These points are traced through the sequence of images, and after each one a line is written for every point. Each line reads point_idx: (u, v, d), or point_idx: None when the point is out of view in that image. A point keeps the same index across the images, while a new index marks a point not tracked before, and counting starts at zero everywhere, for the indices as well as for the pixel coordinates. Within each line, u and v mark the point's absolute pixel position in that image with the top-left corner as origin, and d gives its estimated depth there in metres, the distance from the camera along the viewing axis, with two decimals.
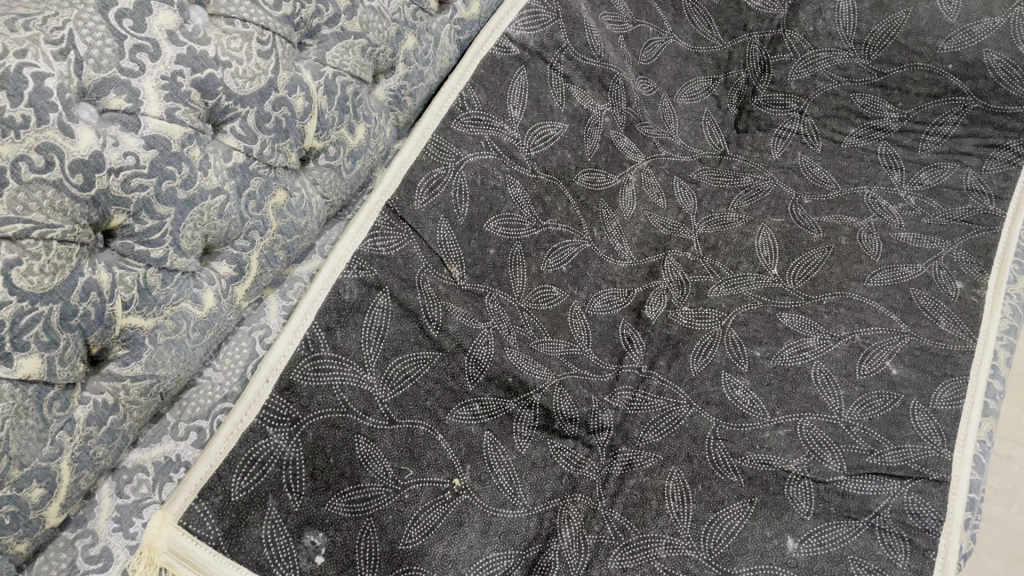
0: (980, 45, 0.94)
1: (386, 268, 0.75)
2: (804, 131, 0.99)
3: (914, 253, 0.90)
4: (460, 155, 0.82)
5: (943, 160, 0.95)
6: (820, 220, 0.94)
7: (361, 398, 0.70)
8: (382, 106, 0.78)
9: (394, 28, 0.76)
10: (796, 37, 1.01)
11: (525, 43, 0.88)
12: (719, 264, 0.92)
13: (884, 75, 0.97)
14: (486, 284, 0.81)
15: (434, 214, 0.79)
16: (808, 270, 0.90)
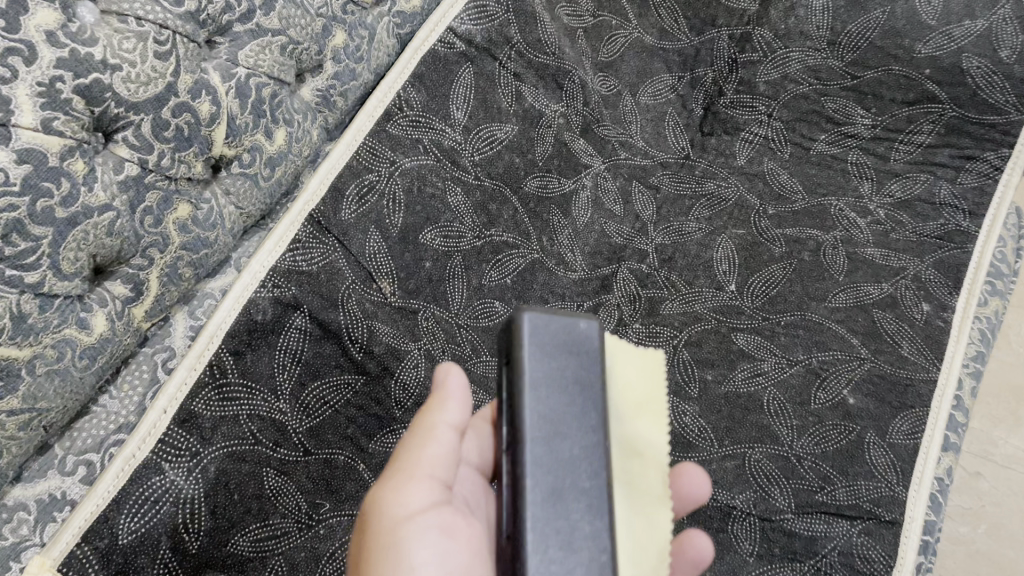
0: (959, 50, 0.87)
1: (306, 284, 0.69)
2: (772, 136, 0.94)
3: (880, 272, 0.85)
4: (396, 160, 0.77)
5: (916, 172, 0.90)
6: (783, 233, 0.89)
7: (272, 428, 0.65)
8: (308, 108, 0.72)
9: (320, 23, 0.70)
10: (766, 35, 0.94)
11: (471, 38, 0.82)
12: (675, 278, 0.87)
13: (857, 78, 0.91)
14: (420, 300, 0.76)
15: (364, 225, 0.74)
16: (767, 287, 0.85)
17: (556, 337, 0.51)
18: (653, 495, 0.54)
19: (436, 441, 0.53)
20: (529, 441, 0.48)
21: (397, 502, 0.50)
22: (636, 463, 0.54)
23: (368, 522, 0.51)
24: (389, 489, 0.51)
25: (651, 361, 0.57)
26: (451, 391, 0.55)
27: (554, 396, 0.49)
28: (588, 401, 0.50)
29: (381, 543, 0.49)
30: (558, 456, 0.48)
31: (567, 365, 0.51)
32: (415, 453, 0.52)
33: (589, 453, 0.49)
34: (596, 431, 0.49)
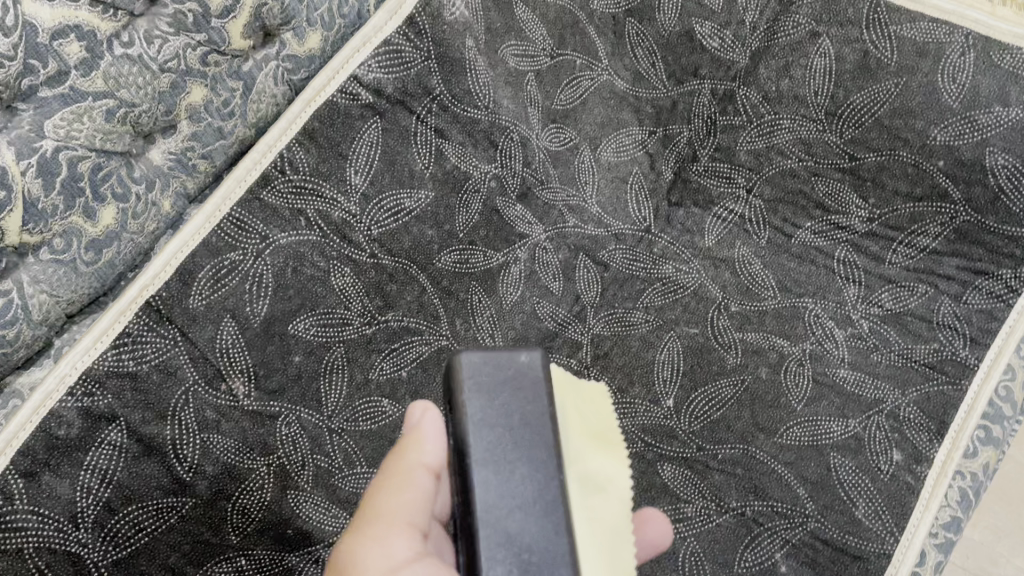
0: (982, 142, 0.71)
1: (131, 390, 0.59)
2: (749, 215, 0.79)
3: (849, 405, 0.71)
4: (268, 235, 0.65)
5: (912, 280, 0.75)
6: (742, 338, 0.75)
7: (66, 562, 0.56)
8: (155, 175, 0.60)
9: (167, 79, 0.58)
10: (752, 96, 0.78)
11: (380, 88, 0.69)
12: (606, 381, 0.73)
13: (856, 160, 0.75)
14: (281, 402, 0.65)
15: (217, 314, 0.63)
16: (709, 407, 0.72)
17: (495, 377, 0.48)
18: (615, 529, 0.50)
19: (414, 486, 0.47)
20: (477, 481, 0.45)
21: (378, 553, 0.43)
22: (598, 500, 0.50)
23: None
24: (366, 541, 0.44)
25: (594, 394, 0.55)
26: (428, 429, 0.49)
27: (499, 434, 0.46)
28: (537, 439, 0.46)
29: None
30: (506, 494, 0.45)
31: (510, 403, 0.47)
32: (390, 498, 0.46)
33: (542, 490, 0.45)
34: (545, 469, 0.46)
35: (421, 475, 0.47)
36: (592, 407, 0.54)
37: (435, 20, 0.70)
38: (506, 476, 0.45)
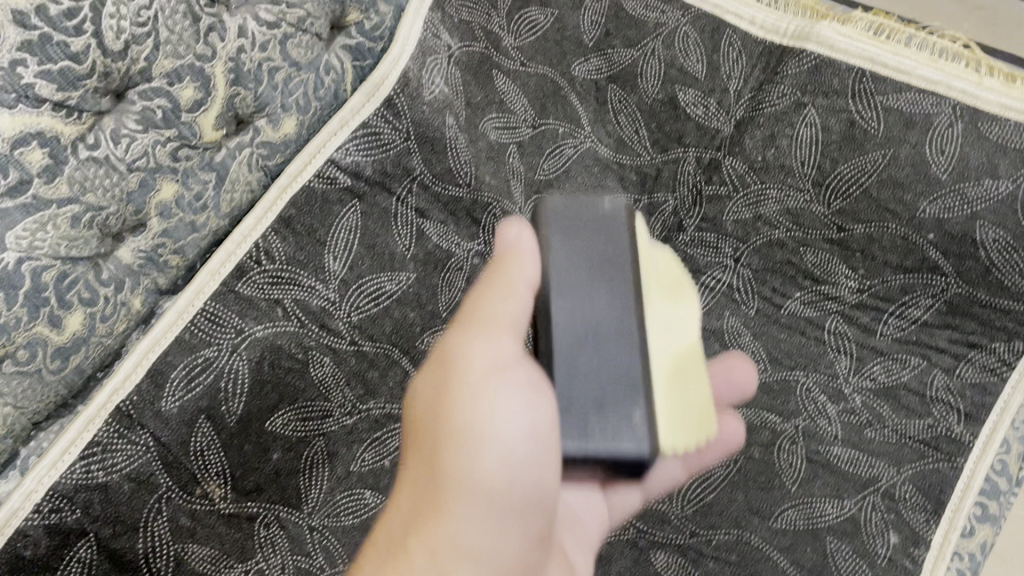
0: (973, 215, 0.69)
1: (100, 503, 0.57)
2: (738, 286, 0.77)
3: (844, 484, 0.70)
4: (243, 328, 0.63)
5: (904, 353, 0.73)
6: (734, 414, 0.73)
7: None
8: (126, 275, 0.58)
9: (136, 178, 0.56)
10: (738, 166, 0.77)
11: (359, 171, 0.69)
12: None
13: (845, 232, 0.74)
14: (259, 502, 0.62)
15: (191, 415, 0.61)
16: (702, 489, 0.70)
17: (580, 218, 0.51)
18: (681, 363, 0.50)
19: (515, 300, 0.44)
20: (560, 328, 0.47)
21: (483, 348, 0.43)
22: (672, 322, 0.51)
23: (443, 481, 0.41)
24: (470, 334, 0.43)
25: (660, 250, 0.56)
26: (527, 250, 0.46)
27: (579, 284, 0.49)
28: (618, 277, 0.49)
29: (460, 557, 0.40)
30: (585, 318, 0.48)
31: (592, 245, 0.50)
32: (519, 441, 0.42)
33: (614, 318, 0.48)
34: (625, 325, 0.48)
35: (524, 293, 0.45)
36: (663, 253, 0.56)
37: (414, 100, 0.70)
38: (568, 361, 0.47)
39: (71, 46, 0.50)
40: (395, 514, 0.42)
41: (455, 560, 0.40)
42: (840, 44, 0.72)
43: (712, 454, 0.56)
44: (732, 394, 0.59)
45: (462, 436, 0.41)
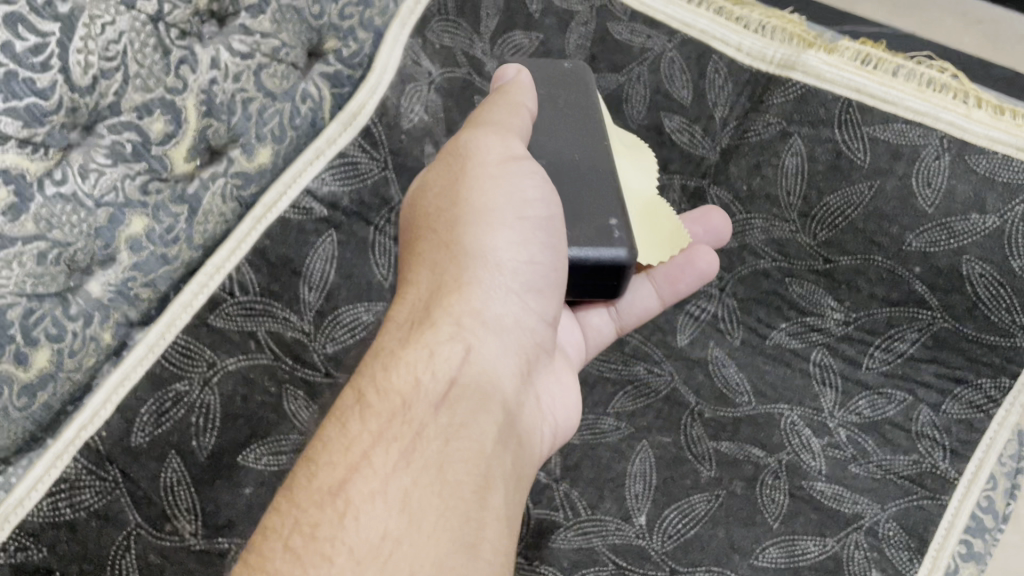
0: (959, 250, 0.69)
1: (67, 541, 0.56)
2: (722, 316, 0.76)
3: (827, 522, 0.66)
4: (215, 361, 0.62)
5: (890, 387, 0.72)
6: (717, 447, 0.70)
7: None
8: (95, 309, 0.57)
9: (105, 214, 0.55)
10: (723, 195, 0.77)
11: (335, 202, 0.68)
12: (576, 496, 0.68)
13: (831, 263, 0.73)
14: (230, 538, 0.59)
15: (161, 451, 0.59)
16: (683, 525, 0.67)
17: (546, 75, 0.66)
18: (648, 210, 0.66)
19: (518, 116, 0.58)
20: (539, 149, 0.61)
21: (493, 146, 0.55)
22: (634, 175, 0.68)
23: (452, 280, 0.52)
24: (480, 137, 0.56)
25: (622, 127, 0.73)
26: (523, 80, 0.61)
27: (552, 112, 0.63)
28: (583, 106, 0.64)
29: (457, 359, 0.49)
30: (565, 148, 0.61)
31: (560, 95, 0.65)
32: (524, 262, 0.54)
33: (585, 150, 0.62)
34: (591, 138, 0.63)
35: (524, 113, 0.59)
36: (631, 145, 0.72)
37: (392, 129, 0.71)
38: (562, 174, 0.60)
39: (37, 82, 0.50)
40: (402, 310, 0.53)
41: (452, 359, 0.49)
42: (827, 74, 0.73)
43: (685, 279, 0.69)
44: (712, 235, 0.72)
45: (469, 253, 0.53)
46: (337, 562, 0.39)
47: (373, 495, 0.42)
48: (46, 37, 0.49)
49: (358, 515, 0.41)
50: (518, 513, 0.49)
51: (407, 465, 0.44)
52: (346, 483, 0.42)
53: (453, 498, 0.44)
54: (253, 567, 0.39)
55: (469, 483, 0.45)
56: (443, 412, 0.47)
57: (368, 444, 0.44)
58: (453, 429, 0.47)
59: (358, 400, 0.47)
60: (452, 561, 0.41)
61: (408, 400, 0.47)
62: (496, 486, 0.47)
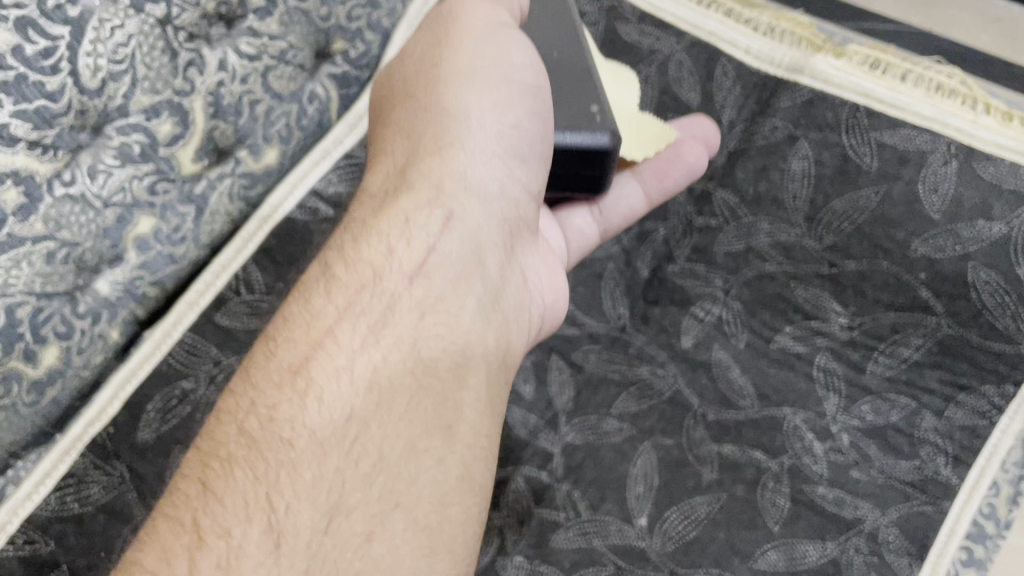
0: (965, 257, 0.70)
1: (74, 535, 0.56)
2: (727, 318, 0.75)
3: (828, 526, 0.66)
4: (221, 360, 0.62)
5: (894, 393, 0.70)
6: (719, 450, 0.70)
7: None
8: (103, 307, 0.58)
9: (113, 213, 0.57)
10: (729, 199, 0.78)
11: (342, 202, 0.67)
12: (578, 496, 0.69)
13: (837, 267, 0.74)
14: None
15: (167, 448, 0.59)
16: (684, 527, 0.67)
17: None
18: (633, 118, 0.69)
19: None
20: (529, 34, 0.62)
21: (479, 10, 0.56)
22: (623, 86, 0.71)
23: (432, 140, 0.53)
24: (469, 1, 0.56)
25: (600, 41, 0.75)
26: None
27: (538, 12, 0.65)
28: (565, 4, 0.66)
29: (434, 226, 0.50)
30: (554, 41, 0.62)
31: None
32: (510, 126, 0.54)
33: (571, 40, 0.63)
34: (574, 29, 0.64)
35: None
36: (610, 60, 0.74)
37: None
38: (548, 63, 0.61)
39: (47, 85, 0.51)
40: (377, 178, 0.53)
41: (428, 228, 0.50)
42: (833, 77, 0.77)
43: (677, 175, 0.73)
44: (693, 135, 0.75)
45: (449, 116, 0.53)
46: (299, 444, 0.40)
47: (338, 373, 0.43)
48: (56, 39, 0.51)
49: (321, 393, 0.42)
50: (499, 375, 0.51)
51: (374, 340, 0.45)
52: (308, 361, 0.43)
53: (425, 377, 0.46)
54: (211, 449, 0.41)
55: (444, 359, 0.47)
56: (416, 279, 0.49)
57: (333, 319, 0.45)
58: (427, 301, 0.48)
59: (325, 271, 0.48)
60: (421, 439, 0.44)
61: (378, 270, 0.48)
62: (473, 357, 0.49)
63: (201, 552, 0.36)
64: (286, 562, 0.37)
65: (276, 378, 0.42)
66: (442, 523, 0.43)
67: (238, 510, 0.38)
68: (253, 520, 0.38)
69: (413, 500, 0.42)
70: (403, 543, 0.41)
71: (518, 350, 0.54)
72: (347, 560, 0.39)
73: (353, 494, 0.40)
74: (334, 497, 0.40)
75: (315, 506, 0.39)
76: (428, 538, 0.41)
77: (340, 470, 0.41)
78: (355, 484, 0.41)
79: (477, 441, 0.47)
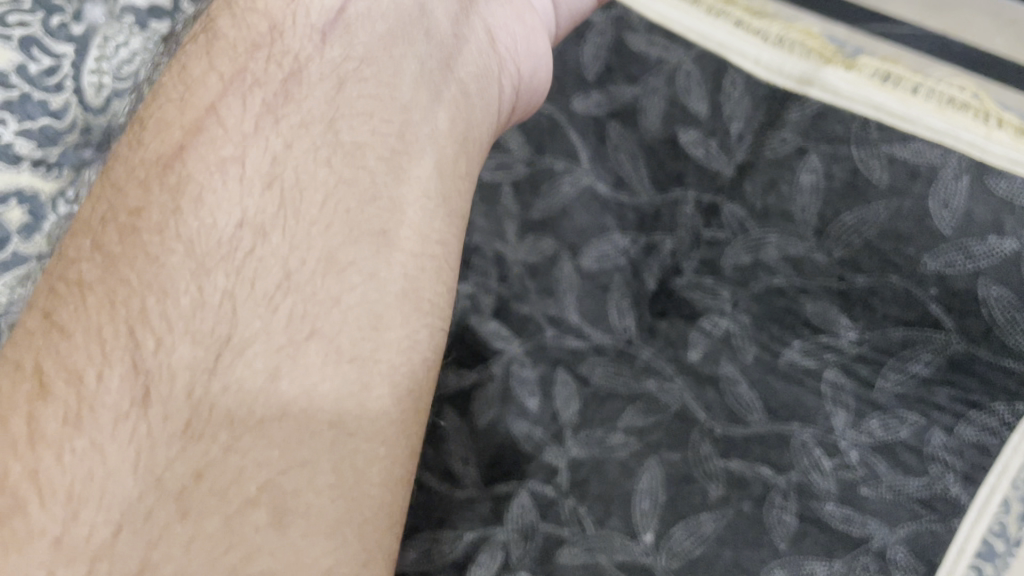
0: (976, 272, 0.70)
1: None
2: (735, 332, 0.75)
3: (835, 544, 0.65)
4: None
5: (904, 409, 0.69)
6: (727, 466, 0.69)
7: None
8: None
9: None
10: (738, 212, 0.78)
11: None
12: (583, 511, 0.68)
13: (846, 282, 0.73)
14: None
15: None
16: (690, 544, 0.66)
17: None
18: None
19: None
20: None
21: None
22: None
23: None
24: None
25: None
26: None
27: None
28: None
29: None
30: None
31: None
32: None
33: None
34: None
35: None
36: None
37: None
38: None
39: (51, 103, 0.53)
40: None
41: None
42: (842, 91, 0.79)
43: None
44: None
45: None
46: (171, 257, 0.36)
47: (223, 162, 0.38)
48: (60, 59, 0.54)
49: (201, 188, 0.38)
50: (454, 162, 0.47)
51: (273, 121, 0.40)
52: (182, 149, 0.38)
53: (347, 164, 0.42)
54: (62, 272, 0.36)
55: (374, 144, 0.43)
56: (332, 36, 0.43)
57: (217, 88, 0.39)
58: (344, 67, 0.43)
59: (208, 27, 0.41)
60: (340, 246, 0.41)
61: (278, 24, 0.42)
62: (414, 135, 0.45)
63: (47, 401, 0.33)
64: (153, 417, 0.35)
65: (140, 180, 0.37)
66: (377, 353, 0.41)
67: (91, 347, 0.34)
68: (113, 360, 0.34)
69: (327, 323, 0.40)
70: (320, 379, 0.39)
71: (482, 128, 0.51)
72: (240, 400, 0.37)
73: (244, 327, 0.38)
74: (222, 332, 0.37)
75: (195, 339, 0.36)
76: (354, 372, 0.40)
77: (227, 290, 0.37)
78: (250, 307, 0.38)
79: (422, 245, 0.44)
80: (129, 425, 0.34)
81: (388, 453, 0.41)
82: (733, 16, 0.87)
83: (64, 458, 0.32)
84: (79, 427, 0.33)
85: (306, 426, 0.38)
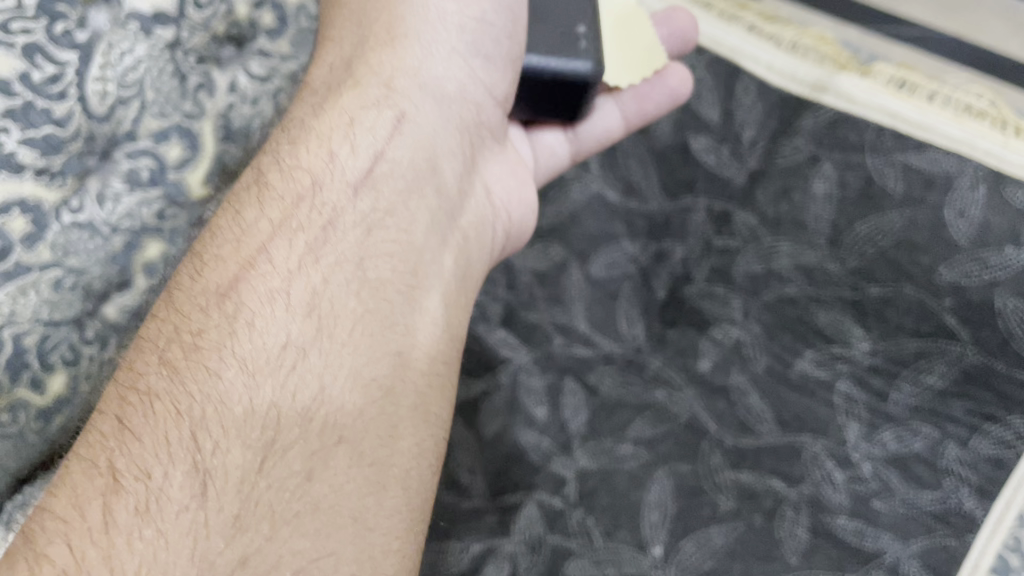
0: (993, 284, 0.70)
1: None
2: (747, 341, 0.73)
3: (847, 558, 0.64)
4: None
5: (918, 421, 0.68)
6: (738, 478, 0.68)
7: None
8: (111, 333, 0.54)
9: (121, 240, 0.55)
10: (750, 220, 0.77)
11: None
12: (592, 523, 0.66)
13: (859, 292, 0.72)
14: None
15: None
16: (700, 557, 0.65)
17: None
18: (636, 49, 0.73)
19: None
20: None
21: None
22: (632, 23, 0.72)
23: (383, 33, 0.56)
24: None
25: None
26: None
27: None
28: None
29: (381, 132, 0.52)
30: None
31: None
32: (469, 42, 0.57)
33: None
34: None
35: None
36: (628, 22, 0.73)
37: None
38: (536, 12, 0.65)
39: (54, 112, 0.53)
40: (322, 70, 0.55)
41: (376, 128, 0.51)
42: (857, 98, 0.79)
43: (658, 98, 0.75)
44: (674, 42, 0.77)
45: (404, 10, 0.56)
46: (227, 373, 0.41)
47: (271, 294, 0.44)
48: (63, 66, 0.53)
49: (253, 316, 0.43)
50: (457, 315, 0.52)
51: (312, 261, 0.46)
52: (237, 282, 0.43)
53: (371, 296, 0.47)
54: (131, 382, 0.40)
55: (392, 279, 0.48)
56: (361, 190, 0.49)
57: (266, 236, 0.46)
58: (371, 214, 0.49)
59: (262, 181, 0.48)
60: (366, 367, 0.45)
61: (317, 180, 0.49)
62: (426, 272, 0.50)
63: (116, 494, 0.36)
64: (211, 507, 0.37)
65: (200, 306, 0.43)
66: (393, 455, 0.44)
67: (158, 450, 0.38)
68: (176, 459, 0.38)
69: (353, 434, 0.43)
70: (343, 481, 0.42)
71: (477, 266, 0.56)
72: (280, 498, 0.39)
73: (286, 432, 0.41)
74: (267, 434, 0.40)
75: (245, 443, 0.39)
76: (372, 473, 0.43)
77: (272, 402, 0.41)
78: (292, 417, 0.41)
79: (432, 366, 0.48)
80: (189, 515, 0.37)
81: (400, 548, 0.43)
82: (745, 21, 0.87)
83: (133, 543, 0.35)
84: (148, 517, 0.36)
85: (332, 522, 0.40)
